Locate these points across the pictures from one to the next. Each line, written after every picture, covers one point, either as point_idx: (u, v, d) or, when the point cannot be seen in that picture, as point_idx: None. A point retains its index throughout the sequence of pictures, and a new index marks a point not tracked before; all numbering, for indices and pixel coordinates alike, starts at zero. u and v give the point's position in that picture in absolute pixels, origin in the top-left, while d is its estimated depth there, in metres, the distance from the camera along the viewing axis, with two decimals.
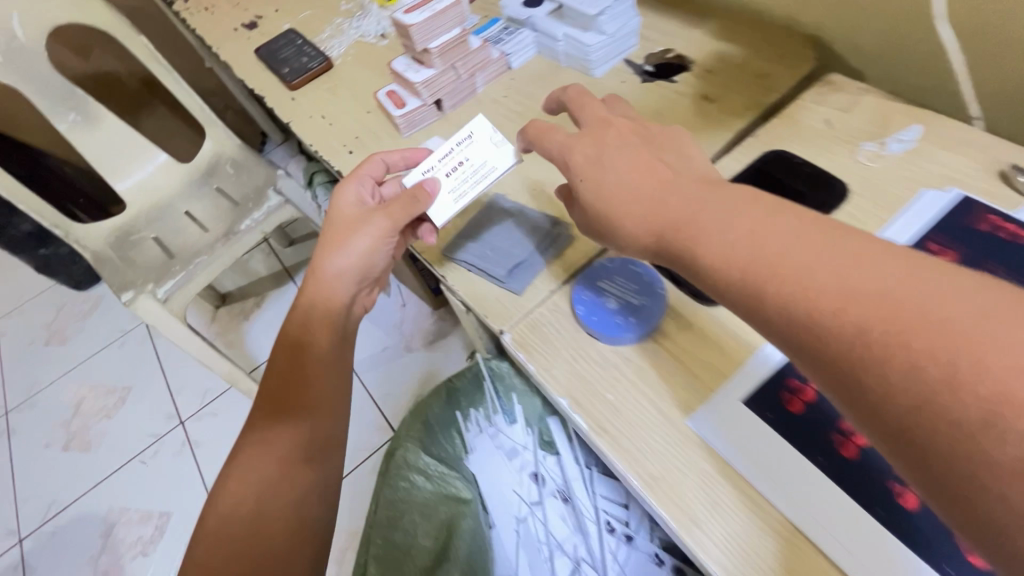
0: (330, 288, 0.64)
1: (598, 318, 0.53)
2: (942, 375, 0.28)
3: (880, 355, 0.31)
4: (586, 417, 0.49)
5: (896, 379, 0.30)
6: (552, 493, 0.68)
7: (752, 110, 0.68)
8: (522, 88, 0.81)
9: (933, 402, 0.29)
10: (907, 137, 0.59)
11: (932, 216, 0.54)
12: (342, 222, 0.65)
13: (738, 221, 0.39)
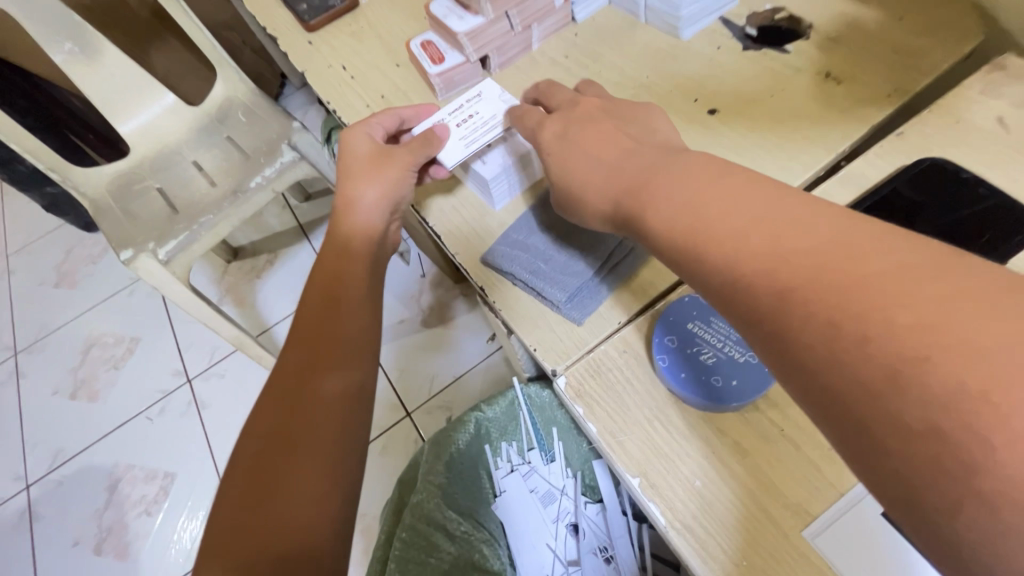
0: (362, 215, 0.56)
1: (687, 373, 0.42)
2: (917, 404, 0.24)
3: (846, 366, 0.26)
4: (665, 509, 0.39)
5: (861, 396, 0.26)
6: (591, 543, 0.69)
7: (894, 99, 0.52)
8: (588, 48, 0.66)
9: (872, 398, 0.25)
10: None
11: None
12: (364, 153, 0.57)
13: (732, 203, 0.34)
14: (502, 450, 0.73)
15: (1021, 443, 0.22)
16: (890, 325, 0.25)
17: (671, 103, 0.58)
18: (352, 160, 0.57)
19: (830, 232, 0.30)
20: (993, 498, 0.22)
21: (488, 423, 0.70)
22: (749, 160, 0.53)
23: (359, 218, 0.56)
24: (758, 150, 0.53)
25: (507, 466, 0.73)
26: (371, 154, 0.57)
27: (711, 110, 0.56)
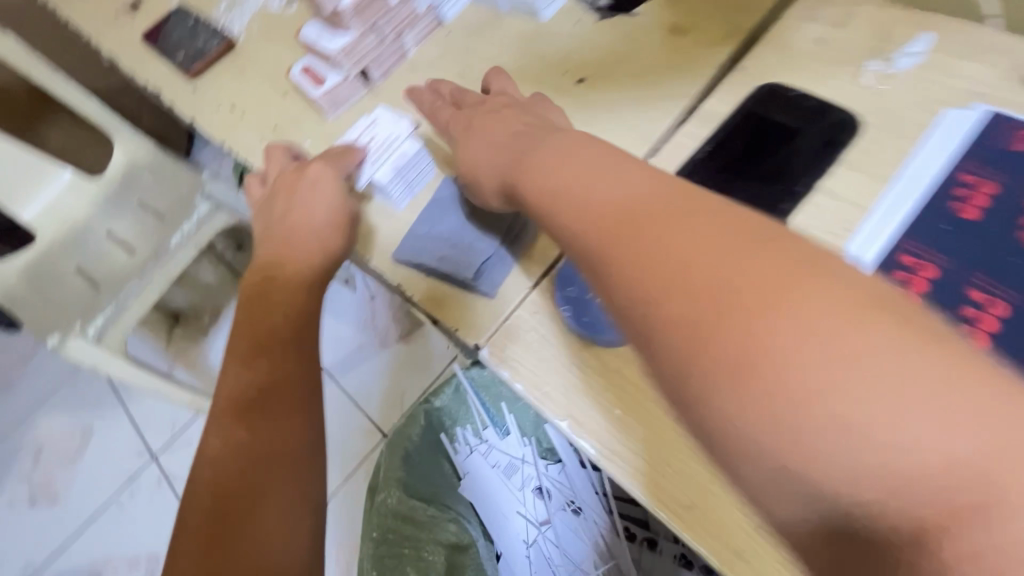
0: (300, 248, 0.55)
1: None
2: (722, 325, 0.28)
3: (660, 295, 0.30)
4: (595, 441, 0.43)
5: (674, 321, 0.29)
6: (560, 502, 0.75)
7: (733, 40, 0.58)
8: (459, 46, 0.69)
9: (677, 321, 0.29)
10: (917, 51, 0.50)
11: (963, 143, 0.46)
12: (297, 197, 0.57)
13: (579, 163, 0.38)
14: (458, 435, 0.76)
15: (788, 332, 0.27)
16: (681, 263, 0.30)
17: (543, 81, 0.62)
18: (293, 202, 0.57)
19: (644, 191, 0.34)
20: (768, 391, 0.26)
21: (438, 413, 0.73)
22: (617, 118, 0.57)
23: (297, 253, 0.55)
24: (625, 106, 0.57)
25: (465, 449, 0.76)
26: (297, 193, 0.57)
27: (579, 80, 0.61)
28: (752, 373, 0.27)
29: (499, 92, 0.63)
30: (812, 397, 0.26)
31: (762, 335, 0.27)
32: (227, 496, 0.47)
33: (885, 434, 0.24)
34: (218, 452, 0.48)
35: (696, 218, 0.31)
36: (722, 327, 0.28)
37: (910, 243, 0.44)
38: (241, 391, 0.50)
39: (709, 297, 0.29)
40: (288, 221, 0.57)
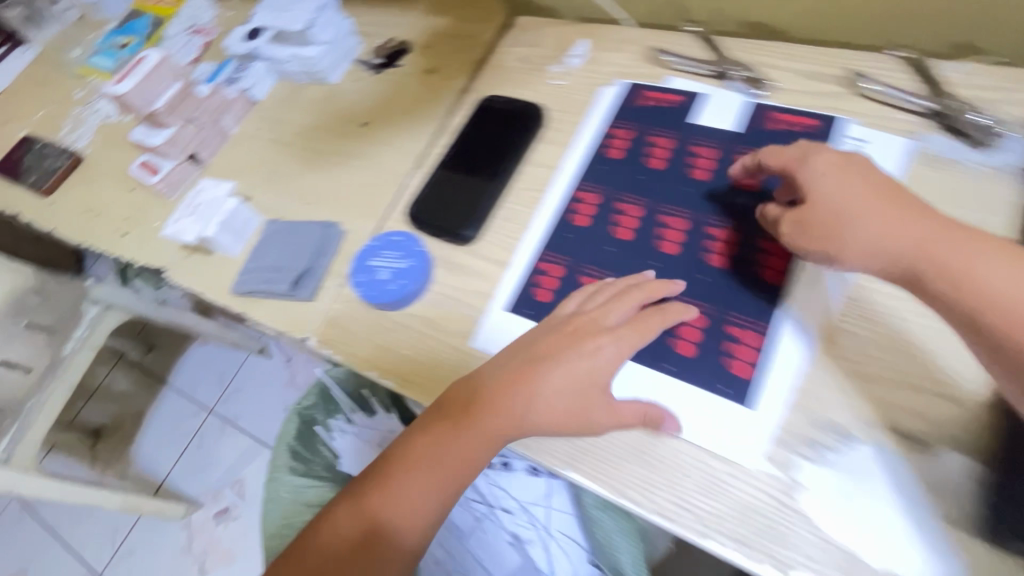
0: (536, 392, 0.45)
1: (531, 306, 0.54)
2: (932, 270, 0.40)
3: (829, 211, 0.43)
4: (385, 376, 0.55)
5: (823, 211, 0.44)
6: None
7: (468, 69, 0.77)
8: (271, 117, 0.84)
9: (835, 215, 0.43)
10: (581, 51, 0.70)
11: (611, 106, 0.64)
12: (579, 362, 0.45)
13: (829, 161, 0.45)
14: (331, 424, 0.83)
15: (871, 216, 0.42)
16: (893, 246, 0.41)
17: (338, 130, 0.78)
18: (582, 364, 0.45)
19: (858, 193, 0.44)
20: (922, 259, 0.40)
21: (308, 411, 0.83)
22: (393, 143, 0.73)
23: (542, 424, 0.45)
24: (397, 134, 0.74)
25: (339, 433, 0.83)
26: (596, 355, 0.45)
27: (363, 123, 0.77)
28: (855, 220, 0.42)
29: (305, 146, 0.78)
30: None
31: (852, 216, 0.42)
32: (372, 563, 0.46)
33: (954, 251, 0.40)
34: (353, 531, 0.47)
35: (853, 179, 0.44)
36: (841, 219, 0.43)
37: (581, 182, 0.60)
38: (398, 496, 0.47)
39: (925, 262, 0.40)
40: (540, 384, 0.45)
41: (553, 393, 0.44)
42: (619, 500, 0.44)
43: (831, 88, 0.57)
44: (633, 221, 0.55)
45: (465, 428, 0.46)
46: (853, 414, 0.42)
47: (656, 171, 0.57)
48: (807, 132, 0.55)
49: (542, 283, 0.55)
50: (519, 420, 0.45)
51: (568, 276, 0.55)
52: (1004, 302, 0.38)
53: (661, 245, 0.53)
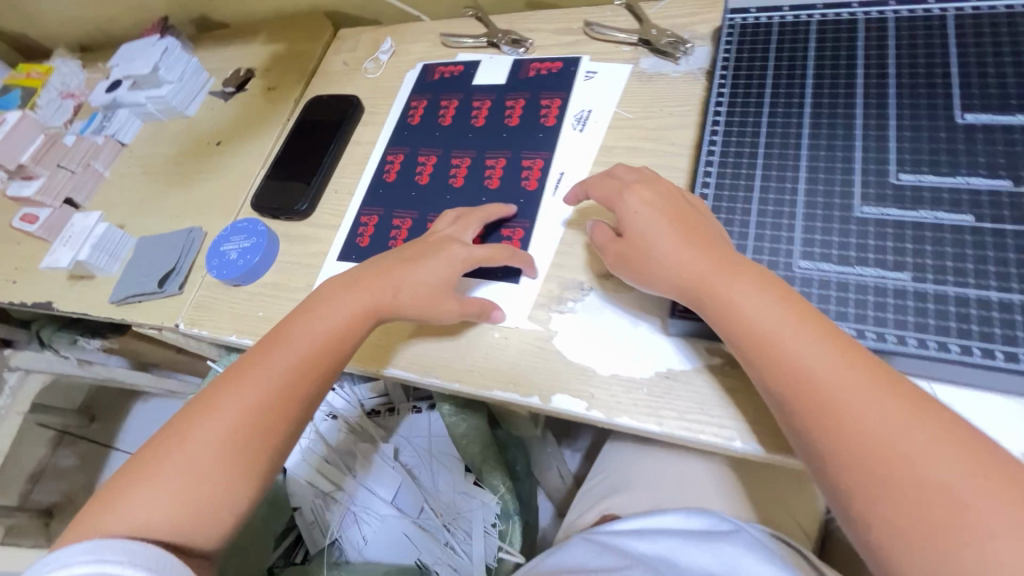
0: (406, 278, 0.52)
1: (360, 252, 0.64)
2: (708, 297, 0.42)
3: (631, 249, 0.46)
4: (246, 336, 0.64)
5: (630, 245, 0.46)
6: (321, 421, 0.78)
7: (303, 80, 0.88)
8: (140, 154, 0.93)
9: (635, 252, 0.46)
10: (388, 46, 0.82)
11: (412, 83, 0.76)
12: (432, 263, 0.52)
13: (644, 200, 0.47)
14: None
15: (659, 254, 0.44)
16: (685, 275, 0.43)
17: (197, 153, 0.88)
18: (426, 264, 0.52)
19: (663, 232, 0.45)
20: (705, 289, 0.42)
21: None
22: (245, 153, 0.83)
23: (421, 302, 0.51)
24: (248, 145, 0.84)
25: None
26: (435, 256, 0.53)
27: (218, 142, 0.87)
28: (651, 255, 0.45)
29: (169, 171, 0.87)
30: (794, 361, 0.37)
31: (663, 259, 0.44)
32: (258, 440, 0.47)
33: (733, 290, 0.40)
34: (241, 414, 0.47)
35: (667, 215, 0.45)
36: (643, 255, 0.45)
37: (390, 148, 0.71)
38: (280, 370, 0.49)
39: (696, 293, 0.42)
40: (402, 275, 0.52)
41: (417, 277, 0.51)
42: (424, 377, 0.54)
43: (574, 37, 0.71)
44: (431, 168, 0.67)
45: (350, 302, 0.51)
46: (591, 273, 0.54)
47: (462, 126, 0.68)
48: (555, 72, 0.67)
49: (365, 231, 0.66)
50: (397, 293, 0.51)
51: (395, 222, 0.64)
52: (777, 349, 0.38)
53: (463, 182, 0.64)
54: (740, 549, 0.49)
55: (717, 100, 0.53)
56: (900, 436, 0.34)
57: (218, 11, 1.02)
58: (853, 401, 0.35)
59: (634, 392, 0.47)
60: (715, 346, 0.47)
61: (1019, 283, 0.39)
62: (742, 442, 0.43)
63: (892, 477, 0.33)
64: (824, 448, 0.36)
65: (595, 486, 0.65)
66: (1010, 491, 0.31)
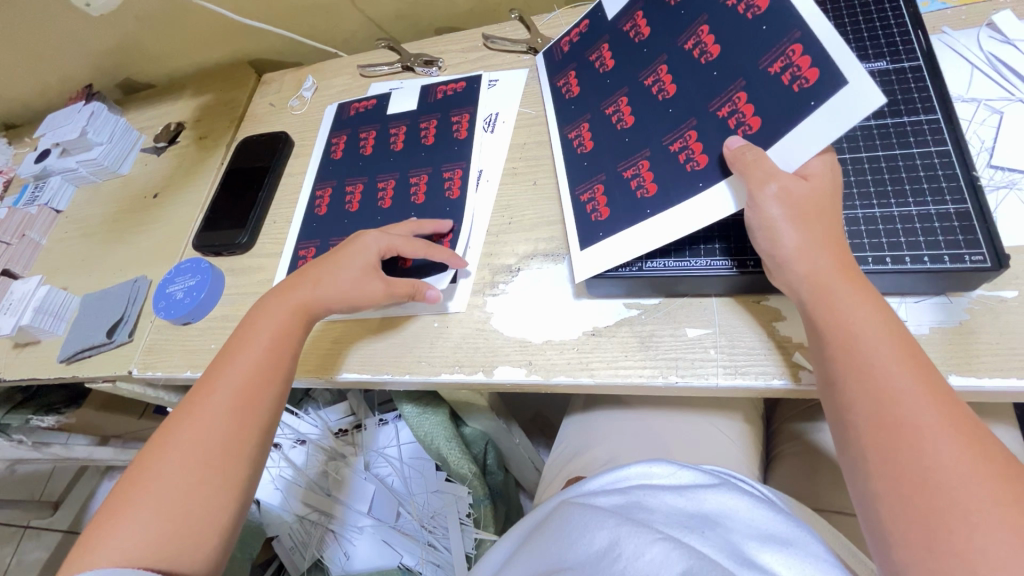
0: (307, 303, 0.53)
1: (650, 203, 0.50)
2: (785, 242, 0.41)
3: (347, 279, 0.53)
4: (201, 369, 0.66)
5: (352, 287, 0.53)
6: (289, 447, 0.78)
7: (232, 126, 0.91)
8: (76, 218, 0.93)
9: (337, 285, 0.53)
10: (310, 84, 0.87)
11: (330, 122, 0.80)
12: (350, 277, 0.53)
13: (377, 238, 0.55)
14: None
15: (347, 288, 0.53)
16: (267, 305, 0.53)
17: (136, 207, 0.89)
18: (342, 271, 0.54)
19: (349, 270, 0.54)
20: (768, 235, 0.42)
21: None
22: (184, 201, 0.85)
23: (334, 300, 0.53)
24: (185, 194, 0.86)
25: None
26: (351, 270, 0.54)
27: (155, 195, 0.89)
28: (355, 281, 0.53)
29: (107, 229, 0.89)
30: (828, 309, 0.39)
31: (318, 290, 0.53)
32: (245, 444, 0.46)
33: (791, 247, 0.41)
34: (205, 445, 0.45)
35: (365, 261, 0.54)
36: (317, 278, 0.53)
37: (316, 187, 0.74)
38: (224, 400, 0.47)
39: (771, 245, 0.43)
40: (326, 275, 0.53)
41: (347, 272, 0.53)
42: (375, 376, 0.57)
43: (479, 53, 0.77)
44: (632, 109, 0.55)
45: (279, 313, 0.52)
46: (518, 257, 0.59)
47: (643, 42, 0.56)
48: (460, 91, 0.73)
49: (788, 76, 0.43)
50: (323, 296, 0.53)
51: (594, 192, 0.55)
52: (831, 307, 0.39)
53: (702, 60, 0.49)
54: (695, 489, 0.53)
55: (601, 90, 0.60)
56: (892, 377, 0.36)
57: (143, 74, 1.06)
58: (867, 334, 0.37)
59: (566, 352, 0.52)
60: (634, 301, 0.52)
61: (862, 199, 0.45)
62: (664, 378, 0.48)
63: (884, 442, 0.34)
64: (834, 371, 0.38)
65: (558, 461, 0.69)
66: (982, 463, 0.32)
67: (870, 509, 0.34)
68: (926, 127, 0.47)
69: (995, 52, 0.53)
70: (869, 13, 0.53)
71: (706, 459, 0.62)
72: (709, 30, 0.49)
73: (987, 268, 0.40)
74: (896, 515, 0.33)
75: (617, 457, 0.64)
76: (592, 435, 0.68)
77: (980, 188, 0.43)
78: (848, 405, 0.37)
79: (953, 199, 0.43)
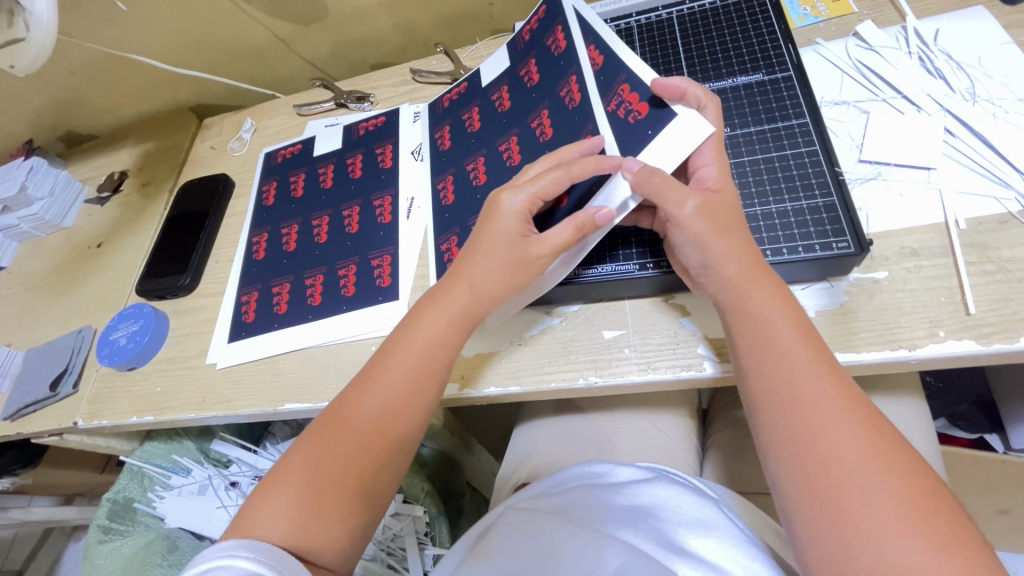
0: (492, 292, 0.48)
1: None
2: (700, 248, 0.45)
3: (460, 266, 0.50)
4: (148, 413, 0.66)
5: (501, 262, 0.48)
6: (247, 484, 0.79)
7: (175, 171, 0.93)
8: (19, 273, 0.93)
9: (483, 279, 0.48)
10: (249, 125, 0.89)
11: (260, 170, 0.83)
12: (514, 253, 0.47)
13: (515, 196, 0.47)
14: (147, 495, 0.78)
15: (495, 278, 0.48)
16: (417, 329, 0.49)
17: (81, 257, 0.89)
18: (494, 248, 0.48)
19: (499, 260, 0.48)
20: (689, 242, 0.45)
21: (119, 491, 0.76)
22: (129, 248, 0.86)
23: (458, 319, 0.49)
24: (128, 241, 0.87)
25: (156, 501, 0.79)
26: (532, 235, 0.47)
27: (99, 244, 0.89)
28: (503, 261, 0.48)
29: (52, 282, 0.88)
30: (748, 310, 0.43)
31: (475, 290, 0.48)
32: (372, 473, 0.45)
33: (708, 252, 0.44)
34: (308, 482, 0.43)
35: (516, 241, 0.48)
36: (474, 274, 0.49)
37: (256, 228, 0.76)
38: (358, 425, 0.45)
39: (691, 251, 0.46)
40: (480, 257, 0.49)
41: (491, 259, 0.48)
42: (316, 404, 0.59)
43: (407, 86, 0.81)
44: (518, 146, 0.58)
45: (435, 324, 0.49)
46: None
47: (533, 87, 0.59)
48: (380, 125, 0.78)
49: (623, 110, 0.49)
50: (489, 296, 0.48)
51: (452, 242, 0.59)
52: (749, 309, 0.42)
53: (570, 105, 0.54)
54: (637, 484, 0.53)
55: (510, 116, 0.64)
56: (799, 365, 0.39)
57: (84, 126, 1.07)
58: (777, 325, 0.41)
59: (495, 363, 0.54)
60: (555, 309, 0.55)
61: (744, 199, 0.50)
62: (585, 379, 0.51)
63: (796, 432, 0.38)
64: (747, 363, 0.42)
65: (507, 468, 0.71)
66: (878, 449, 0.35)
67: (781, 490, 0.38)
68: (797, 130, 0.51)
69: (860, 58, 0.58)
70: (748, 33, 0.59)
71: (648, 455, 0.64)
72: (577, 81, 0.54)
73: (851, 252, 0.44)
74: (806, 497, 0.36)
75: (563, 459, 0.66)
76: (539, 442, 0.70)
77: (843, 182, 0.48)
78: (762, 394, 0.40)
79: (822, 193, 0.48)
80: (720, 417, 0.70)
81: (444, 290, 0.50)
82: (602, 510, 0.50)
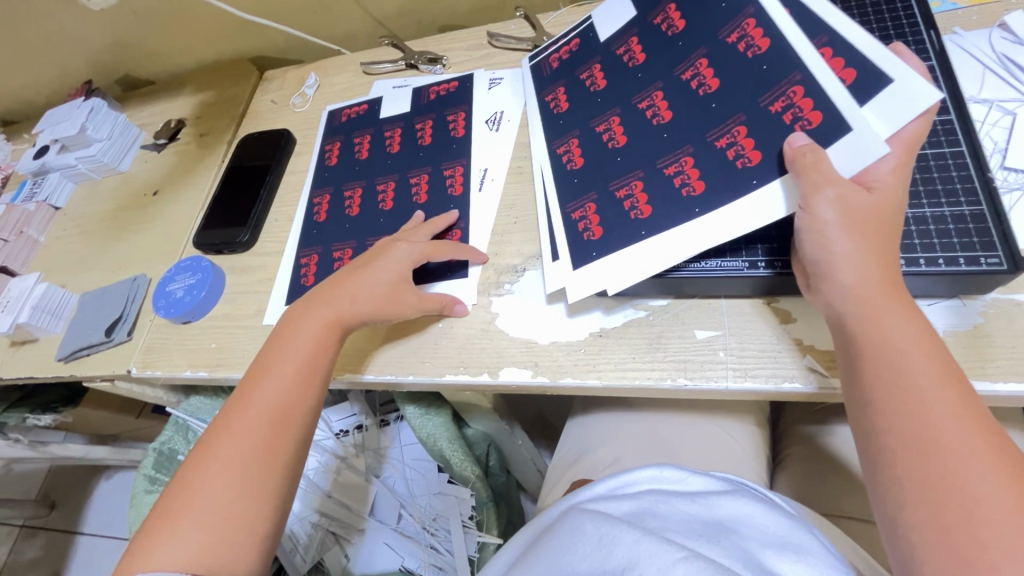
0: (354, 306, 0.52)
1: (645, 224, 0.50)
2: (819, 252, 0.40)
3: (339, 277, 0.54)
4: (202, 369, 0.65)
5: (381, 288, 0.53)
6: None
7: (235, 123, 0.91)
8: (75, 215, 0.92)
9: (351, 294, 0.53)
10: (312, 81, 0.86)
11: (322, 129, 0.80)
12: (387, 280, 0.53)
13: (414, 248, 0.55)
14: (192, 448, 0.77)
15: (363, 293, 0.52)
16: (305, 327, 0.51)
17: (136, 203, 0.88)
18: (374, 274, 0.53)
19: (376, 281, 0.53)
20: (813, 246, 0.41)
21: (164, 442, 0.76)
22: (185, 199, 0.84)
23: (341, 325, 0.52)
24: (184, 191, 0.86)
25: None
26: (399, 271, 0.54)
27: (155, 192, 0.88)
28: (381, 288, 0.53)
29: (106, 227, 0.88)
30: (872, 330, 0.38)
31: (347, 299, 0.52)
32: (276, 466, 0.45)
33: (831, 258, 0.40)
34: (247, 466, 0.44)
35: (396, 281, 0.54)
36: (350, 286, 0.53)
37: (317, 189, 0.74)
38: (258, 403, 0.47)
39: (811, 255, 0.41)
40: (355, 277, 0.54)
41: (372, 280, 0.53)
42: (377, 377, 0.56)
43: (483, 51, 0.77)
44: (622, 130, 0.55)
45: (312, 325, 0.51)
46: (523, 257, 0.58)
47: (637, 67, 0.56)
48: (453, 91, 0.74)
49: (789, 115, 0.44)
50: (361, 310, 0.52)
51: (586, 211, 0.54)
52: (875, 328, 0.38)
53: (701, 92, 0.50)
54: (716, 497, 0.50)
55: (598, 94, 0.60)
56: (935, 398, 0.34)
57: (142, 70, 1.05)
58: (909, 350, 0.36)
59: (573, 352, 0.51)
60: (641, 302, 0.51)
61: None
62: (673, 380, 0.47)
63: (926, 474, 0.33)
64: (871, 394, 0.37)
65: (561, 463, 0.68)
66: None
67: (901, 538, 0.33)
68: (939, 127, 0.46)
69: (1006, 53, 0.52)
70: (881, 15, 0.53)
71: (714, 462, 0.61)
72: (707, 65, 0.50)
73: (1003, 270, 0.40)
74: (935, 548, 0.31)
75: (623, 457, 0.63)
76: (596, 437, 0.67)
77: (993, 190, 0.43)
78: (884, 427, 0.36)
79: (967, 201, 0.43)
80: (790, 430, 0.66)
81: (324, 296, 0.53)
82: (675, 520, 0.47)
